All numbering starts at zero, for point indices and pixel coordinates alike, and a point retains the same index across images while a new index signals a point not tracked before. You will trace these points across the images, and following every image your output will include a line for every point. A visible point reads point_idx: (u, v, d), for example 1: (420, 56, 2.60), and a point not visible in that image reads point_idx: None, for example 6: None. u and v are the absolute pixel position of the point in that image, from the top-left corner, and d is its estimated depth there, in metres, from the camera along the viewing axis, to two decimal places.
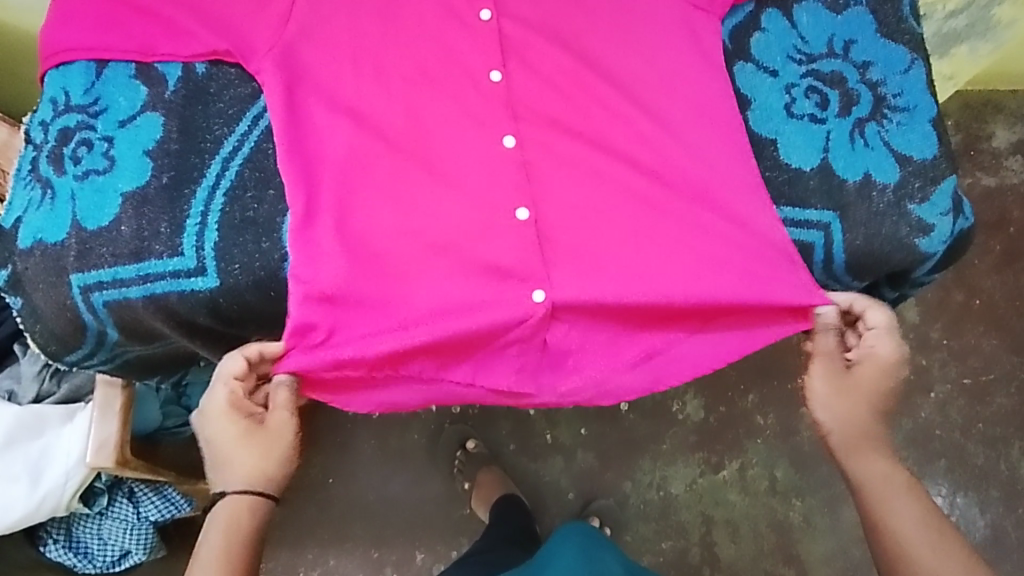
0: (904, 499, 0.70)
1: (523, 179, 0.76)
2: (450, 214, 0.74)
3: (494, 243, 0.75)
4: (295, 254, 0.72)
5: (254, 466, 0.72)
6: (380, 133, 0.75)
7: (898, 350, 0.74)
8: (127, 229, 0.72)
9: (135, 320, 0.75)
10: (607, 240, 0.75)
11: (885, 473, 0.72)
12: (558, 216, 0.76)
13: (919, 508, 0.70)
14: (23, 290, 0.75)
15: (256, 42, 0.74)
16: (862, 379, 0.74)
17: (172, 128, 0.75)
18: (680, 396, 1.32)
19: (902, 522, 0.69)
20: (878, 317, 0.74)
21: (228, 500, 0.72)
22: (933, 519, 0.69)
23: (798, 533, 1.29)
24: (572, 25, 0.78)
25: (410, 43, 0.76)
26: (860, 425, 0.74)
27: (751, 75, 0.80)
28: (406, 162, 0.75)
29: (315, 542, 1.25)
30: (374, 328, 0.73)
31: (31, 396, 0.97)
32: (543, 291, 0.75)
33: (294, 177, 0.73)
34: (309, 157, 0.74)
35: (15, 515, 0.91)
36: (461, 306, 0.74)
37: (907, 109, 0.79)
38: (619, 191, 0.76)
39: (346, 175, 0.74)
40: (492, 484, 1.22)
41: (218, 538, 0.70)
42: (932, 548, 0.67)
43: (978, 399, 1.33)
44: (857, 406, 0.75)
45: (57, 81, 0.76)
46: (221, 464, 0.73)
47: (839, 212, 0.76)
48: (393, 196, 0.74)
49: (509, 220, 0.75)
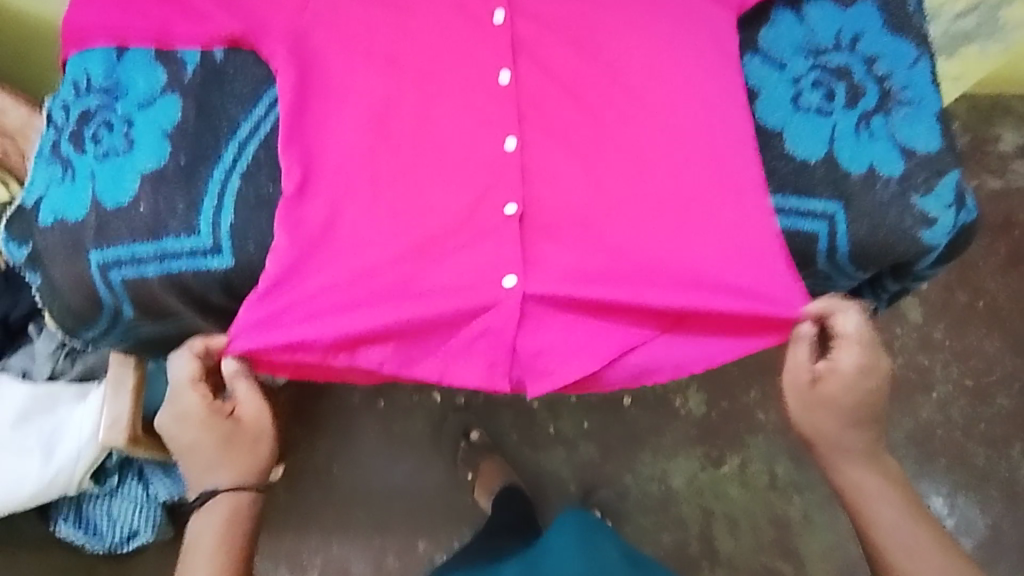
0: (890, 504, 0.75)
1: (523, 178, 0.77)
2: (446, 208, 0.76)
3: (489, 242, 0.76)
4: (279, 234, 0.73)
5: (235, 462, 0.75)
6: (383, 120, 0.76)
7: (864, 361, 0.75)
8: (145, 207, 0.74)
9: (151, 297, 0.76)
10: (599, 240, 0.76)
11: (866, 481, 0.77)
12: (554, 213, 0.77)
13: (902, 514, 0.74)
14: (42, 265, 0.77)
15: (272, 25, 0.75)
16: (835, 389, 0.76)
17: (190, 110, 0.77)
18: (683, 391, 1.33)
19: (885, 528, 0.74)
20: (848, 323, 0.75)
21: (215, 502, 0.75)
22: (918, 520, 0.74)
23: (796, 529, 1.30)
24: (584, 15, 0.79)
25: (423, 31, 0.77)
26: (842, 435, 0.77)
27: (760, 66, 0.81)
28: (401, 157, 0.76)
29: (318, 528, 1.26)
30: (329, 311, 0.74)
31: (45, 373, 1.00)
32: (515, 276, 0.76)
33: (291, 154, 0.74)
34: (310, 140, 0.75)
35: (27, 490, 0.93)
36: (439, 297, 0.75)
37: (912, 103, 0.80)
38: (616, 188, 0.76)
39: (342, 156, 0.75)
40: (494, 473, 1.23)
41: (211, 538, 0.74)
42: (913, 553, 0.72)
43: (979, 399, 1.33)
44: (838, 416, 0.76)
45: (78, 63, 0.78)
46: (197, 462, 0.75)
47: (844, 202, 0.77)
48: (382, 182, 0.75)
49: (499, 217, 0.76)
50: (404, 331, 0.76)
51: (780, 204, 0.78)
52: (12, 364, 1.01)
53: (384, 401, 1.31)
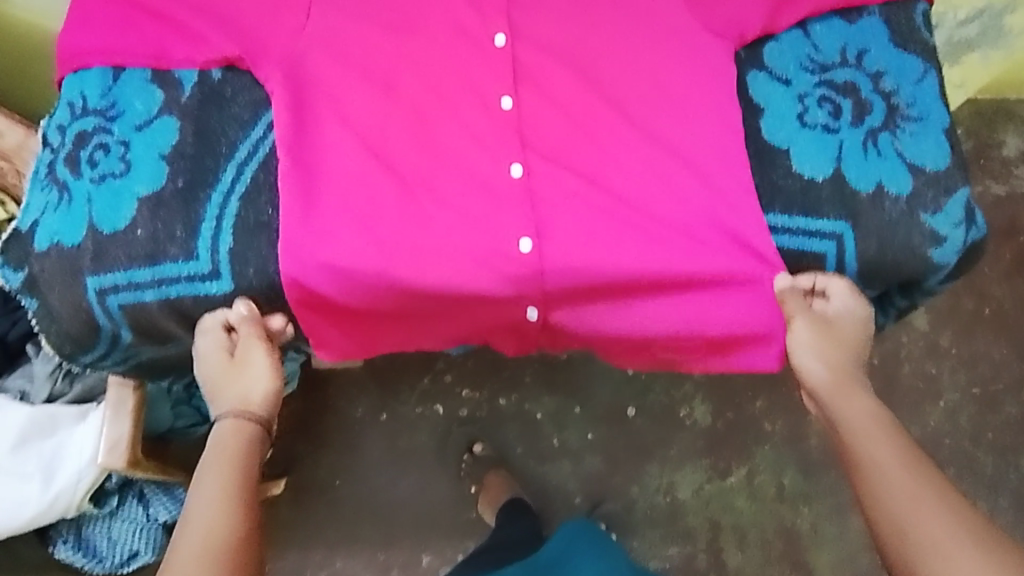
0: (886, 448, 0.64)
1: (532, 207, 0.74)
2: (454, 242, 0.73)
3: (501, 277, 0.74)
4: (280, 271, 0.72)
5: (243, 390, 0.70)
6: (386, 152, 0.74)
7: (856, 308, 0.75)
8: (143, 232, 0.73)
9: (150, 322, 0.75)
10: (603, 268, 0.74)
11: (869, 410, 0.68)
12: (562, 244, 0.74)
13: (903, 452, 0.64)
14: (40, 291, 0.75)
15: (268, 47, 0.74)
16: (838, 327, 0.74)
17: (188, 131, 0.76)
18: (688, 402, 1.32)
19: (885, 460, 0.63)
20: (835, 282, 0.75)
21: (216, 437, 0.67)
22: (916, 467, 0.62)
23: (805, 541, 1.29)
24: (586, 35, 0.77)
25: (423, 53, 0.76)
26: (844, 369, 0.72)
27: (765, 83, 0.79)
28: (404, 187, 0.74)
29: (322, 544, 1.25)
30: (370, 326, 0.78)
31: (43, 396, 0.99)
32: (536, 311, 0.77)
33: (293, 191, 0.73)
34: (313, 172, 0.74)
35: (27, 513, 0.92)
36: (465, 322, 0.79)
37: (919, 119, 0.79)
38: (625, 216, 0.74)
39: (348, 191, 0.73)
40: (500, 487, 1.22)
41: (217, 465, 0.64)
42: (916, 491, 0.60)
43: (987, 407, 1.32)
44: (843, 355, 0.73)
45: (74, 84, 0.77)
46: (214, 400, 0.71)
47: (852, 222, 0.76)
48: (388, 218, 0.73)
49: (514, 254, 0.74)
50: (444, 331, 0.80)
51: (786, 225, 0.77)
52: (11, 385, 1.00)
53: (387, 414, 1.30)
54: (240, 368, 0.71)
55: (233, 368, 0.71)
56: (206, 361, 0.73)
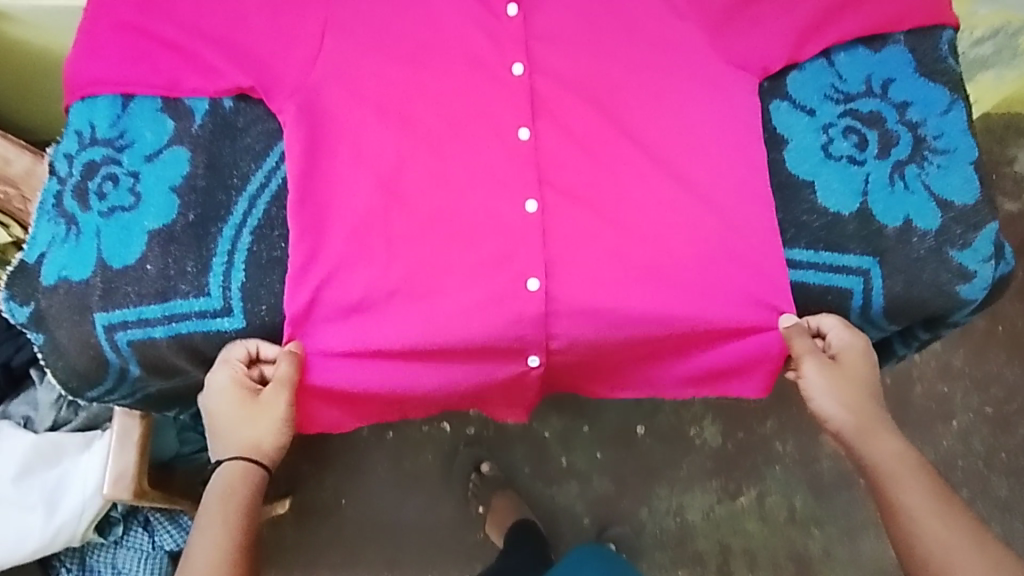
0: (917, 493, 0.66)
1: (545, 243, 0.73)
2: (466, 280, 0.72)
3: (514, 314, 0.72)
4: (292, 314, 0.70)
5: (256, 438, 0.69)
6: (399, 187, 0.73)
7: (857, 341, 0.73)
8: (153, 268, 0.71)
9: (159, 357, 0.73)
10: (621, 306, 0.72)
11: (893, 449, 0.69)
12: (577, 281, 0.72)
13: (931, 491, 0.66)
14: (47, 327, 0.73)
15: (281, 76, 0.73)
16: (846, 365, 0.72)
17: (199, 162, 0.74)
18: (697, 422, 1.30)
19: (918, 504, 0.65)
20: (830, 320, 0.74)
21: (221, 485, 0.68)
22: (944, 507, 0.65)
23: (817, 565, 1.27)
24: (605, 65, 0.75)
25: (437, 84, 0.74)
26: (866, 408, 0.71)
27: (787, 114, 0.78)
28: (417, 223, 0.72)
29: (327, 566, 1.23)
30: None
31: (48, 423, 0.97)
32: (537, 356, 0.75)
33: (302, 228, 0.71)
34: (323, 209, 0.72)
35: (31, 544, 0.90)
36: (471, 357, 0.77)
37: (946, 151, 0.77)
38: (644, 252, 0.73)
39: (360, 228, 0.71)
40: (507, 510, 1.20)
41: (217, 523, 0.66)
42: (951, 534, 0.63)
43: (1000, 429, 1.30)
44: (859, 393, 0.71)
45: (83, 113, 0.75)
46: (219, 436, 0.70)
47: (878, 258, 0.74)
48: (400, 256, 0.71)
49: (522, 293, 0.72)
50: None
51: (812, 260, 0.75)
52: (14, 412, 0.98)
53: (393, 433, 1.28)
54: (260, 415, 0.69)
55: (251, 413, 0.70)
56: (221, 393, 0.70)
